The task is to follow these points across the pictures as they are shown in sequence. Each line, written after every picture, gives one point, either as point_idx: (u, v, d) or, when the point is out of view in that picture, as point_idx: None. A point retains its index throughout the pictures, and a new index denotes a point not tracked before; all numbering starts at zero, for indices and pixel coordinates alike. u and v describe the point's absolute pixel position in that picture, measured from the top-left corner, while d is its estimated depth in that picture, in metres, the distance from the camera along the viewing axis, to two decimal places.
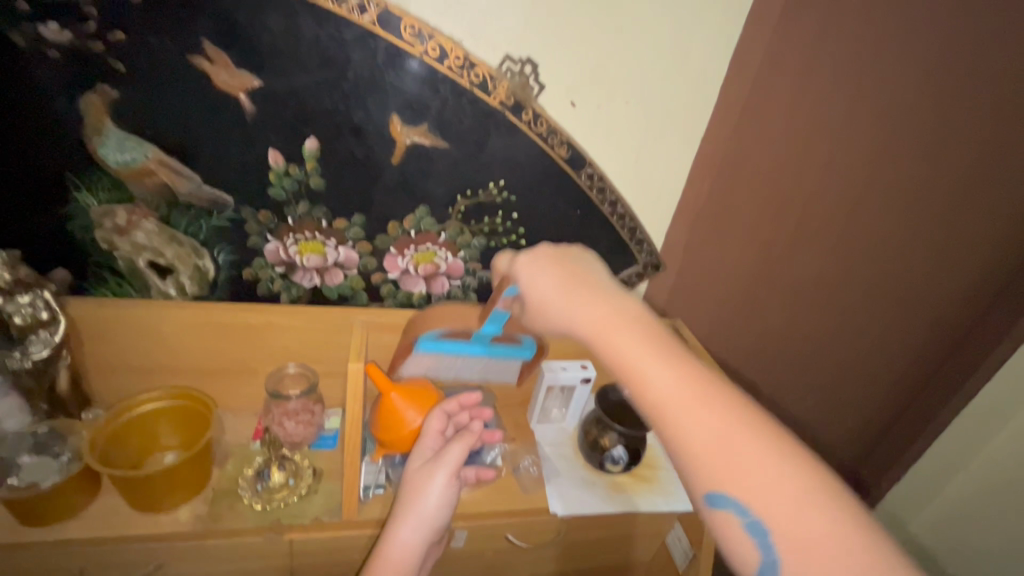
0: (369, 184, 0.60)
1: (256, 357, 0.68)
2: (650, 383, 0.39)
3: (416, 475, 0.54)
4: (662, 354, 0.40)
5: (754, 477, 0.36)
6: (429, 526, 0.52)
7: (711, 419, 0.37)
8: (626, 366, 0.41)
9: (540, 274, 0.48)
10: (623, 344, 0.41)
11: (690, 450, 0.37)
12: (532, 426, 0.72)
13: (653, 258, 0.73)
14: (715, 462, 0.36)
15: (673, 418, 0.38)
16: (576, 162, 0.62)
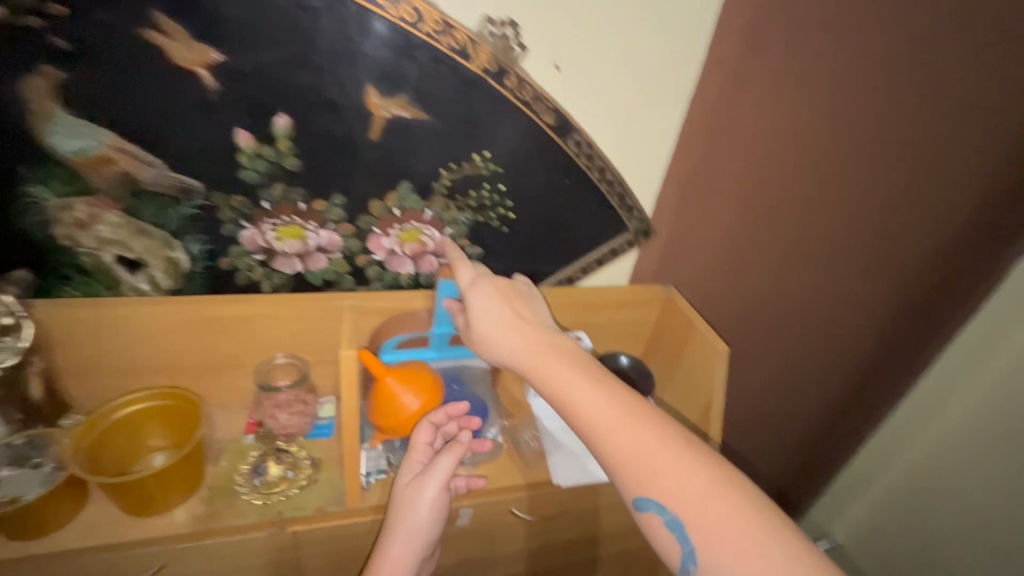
0: (348, 162, 0.57)
1: (242, 351, 0.65)
2: (571, 398, 0.41)
3: (405, 489, 0.52)
4: (587, 374, 0.42)
5: (670, 480, 0.36)
6: (421, 542, 0.51)
7: (631, 430, 0.38)
8: (552, 385, 0.42)
9: (479, 301, 0.50)
10: (551, 367, 0.43)
11: (611, 457, 0.38)
12: (529, 401, 0.70)
13: (644, 224, 0.71)
14: (635, 466, 0.37)
15: (598, 431, 0.39)
16: (563, 129, 0.60)
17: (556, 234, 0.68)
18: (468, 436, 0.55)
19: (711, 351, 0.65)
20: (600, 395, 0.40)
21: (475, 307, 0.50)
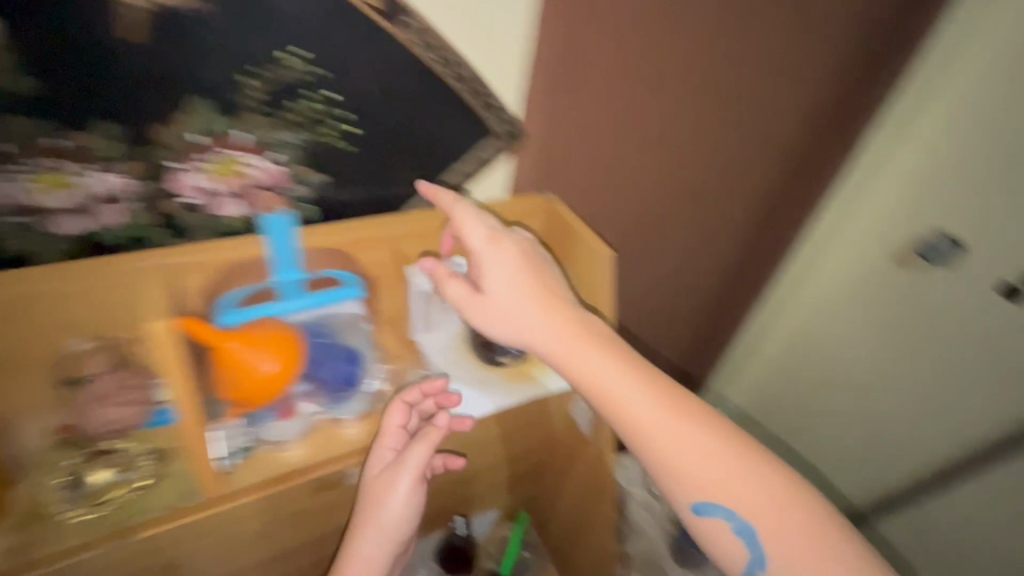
0: (108, 77, 0.43)
1: (30, 347, 0.49)
2: (631, 408, 0.46)
3: (376, 481, 0.54)
4: (646, 386, 0.47)
5: (744, 497, 0.43)
6: (394, 531, 0.55)
7: (689, 440, 0.45)
8: (608, 400, 0.46)
9: (498, 282, 0.50)
10: (603, 369, 0.47)
11: (676, 467, 0.45)
12: (416, 338, 0.64)
13: (512, 125, 0.62)
14: (704, 477, 0.44)
15: (656, 437, 0.45)
16: (393, 11, 0.47)
17: (407, 147, 0.58)
18: (443, 419, 0.56)
19: (596, 254, 0.62)
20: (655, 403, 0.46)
21: (488, 292, 0.50)
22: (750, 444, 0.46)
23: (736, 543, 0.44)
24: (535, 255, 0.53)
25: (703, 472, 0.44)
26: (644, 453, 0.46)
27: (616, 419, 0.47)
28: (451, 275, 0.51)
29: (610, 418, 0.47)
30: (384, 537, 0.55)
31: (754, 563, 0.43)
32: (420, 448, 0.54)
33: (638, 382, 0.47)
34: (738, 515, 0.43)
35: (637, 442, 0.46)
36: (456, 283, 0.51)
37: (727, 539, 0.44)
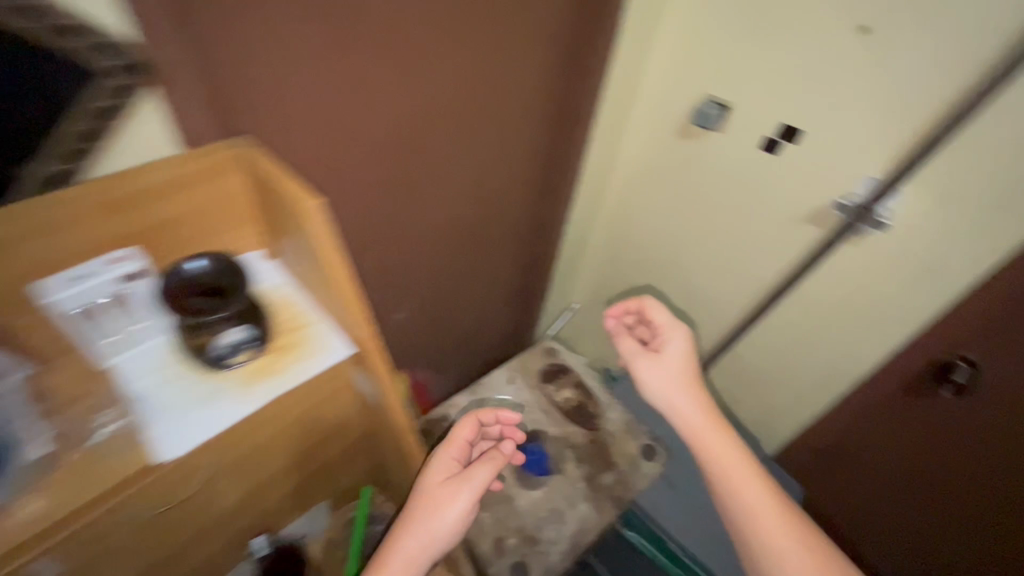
0: None
1: None
2: (740, 490, 0.68)
3: (443, 490, 0.63)
4: (760, 482, 0.69)
5: (825, 571, 0.62)
6: (438, 548, 0.60)
7: (780, 529, 0.66)
8: (731, 472, 0.70)
9: (672, 360, 0.83)
10: (730, 468, 0.70)
11: (764, 545, 0.65)
12: (114, 366, 0.52)
13: (123, 56, 0.46)
14: (784, 550, 0.64)
15: (754, 513, 0.67)
16: None
17: None
18: (506, 445, 0.71)
19: (307, 225, 0.49)
20: (765, 497, 0.68)
21: (664, 359, 0.83)
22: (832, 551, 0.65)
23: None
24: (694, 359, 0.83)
25: (801, 563, 0.63)
26: (754, 523, 0.66)
27: (724, 494, 0.70)
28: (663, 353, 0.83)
29: (722, 492, 0.70)
30: (431, 548, 0.61)
31: None
32: (486, 462, 0.66)
33: (755, 473, 0.70)
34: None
35: (751, 523, 0.66)
36: (642, 360, 0.84)
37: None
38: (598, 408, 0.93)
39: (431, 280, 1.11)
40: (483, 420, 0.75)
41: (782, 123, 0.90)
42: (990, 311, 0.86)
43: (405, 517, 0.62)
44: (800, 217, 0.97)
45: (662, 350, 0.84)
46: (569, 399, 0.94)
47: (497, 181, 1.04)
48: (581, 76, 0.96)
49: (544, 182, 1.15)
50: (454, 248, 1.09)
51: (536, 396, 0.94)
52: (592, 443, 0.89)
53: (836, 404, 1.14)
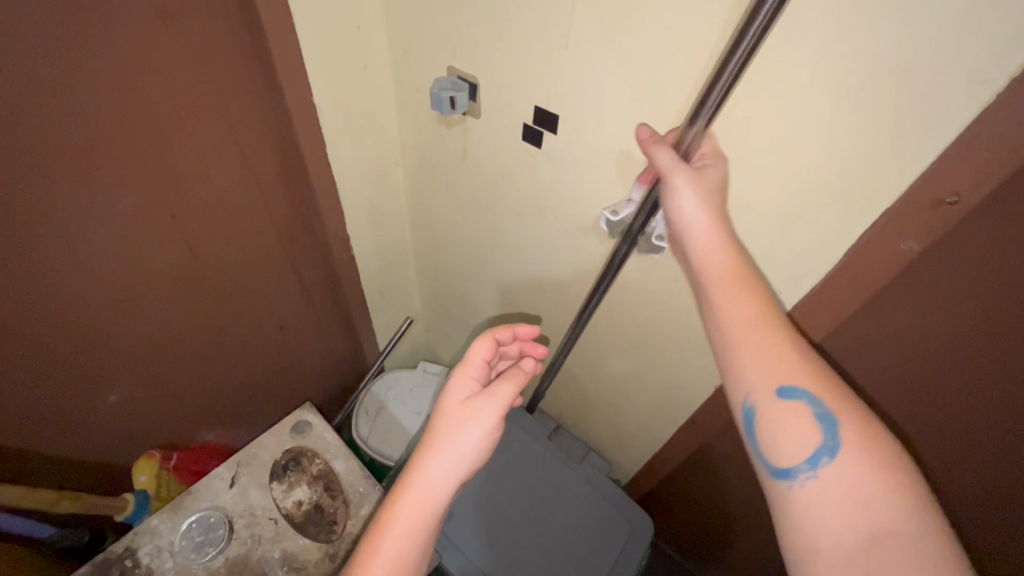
0: None
1: None
2: (735, 310, 0.51)
3: (465, 407, 0.61)
4: (769, 319, 0.51)
5: (818, 384, 0.47)
6: (461, 465, 0.58)
7: (772, 336, 0.50)
8: (724, 288, 0.53)
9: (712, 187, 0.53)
10: (719, 279, 0.53)
11: (761, 364, 0.49)
12: None
13: None
14: (786, 371, 0.48)
15: (743, 334, 0.50)
16: None
17: None
18: (529, 364, 0.67)
19: None
20: (745, 313, 0.51)
21: (706, 181, 0.52)
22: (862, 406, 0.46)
23: (810, 428, 0.45)
24: (725, 183, 0.54)
25: (783, 366, 0.48)
26: (742, 334, 0.50)
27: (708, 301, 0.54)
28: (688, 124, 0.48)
29: (715, 307, 0.53)
30: (452, 469, 0.58)
31: (822, 449, 0.44)
32: (508, 380, 0.62)
33: (743, 285, 0.53)
34: (820, 402, 0.46)
35: (726, 337, 0.51)
36: (676, 176, 0.51)
37: (788, 413, 0.46)
38: (343, 506, 0.73)
39: (167, 342, 0.86)
40: (500, 337, 0.68)
41: (537, 107, 0.66)
42: (814, 350, 0.65)
43: (428, 436, 0.60)
44: (589, 227, 0.74)
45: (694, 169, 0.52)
46: (303, 501, 0.73)
47: (208, 209, 0.79)
48: (275, 82, 0.73)
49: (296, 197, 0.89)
50: (183, 299, 0.84)
51: (260, 502, 0.72)
52: (325, 560, 0.69)
53: (686, 430, 0.96)
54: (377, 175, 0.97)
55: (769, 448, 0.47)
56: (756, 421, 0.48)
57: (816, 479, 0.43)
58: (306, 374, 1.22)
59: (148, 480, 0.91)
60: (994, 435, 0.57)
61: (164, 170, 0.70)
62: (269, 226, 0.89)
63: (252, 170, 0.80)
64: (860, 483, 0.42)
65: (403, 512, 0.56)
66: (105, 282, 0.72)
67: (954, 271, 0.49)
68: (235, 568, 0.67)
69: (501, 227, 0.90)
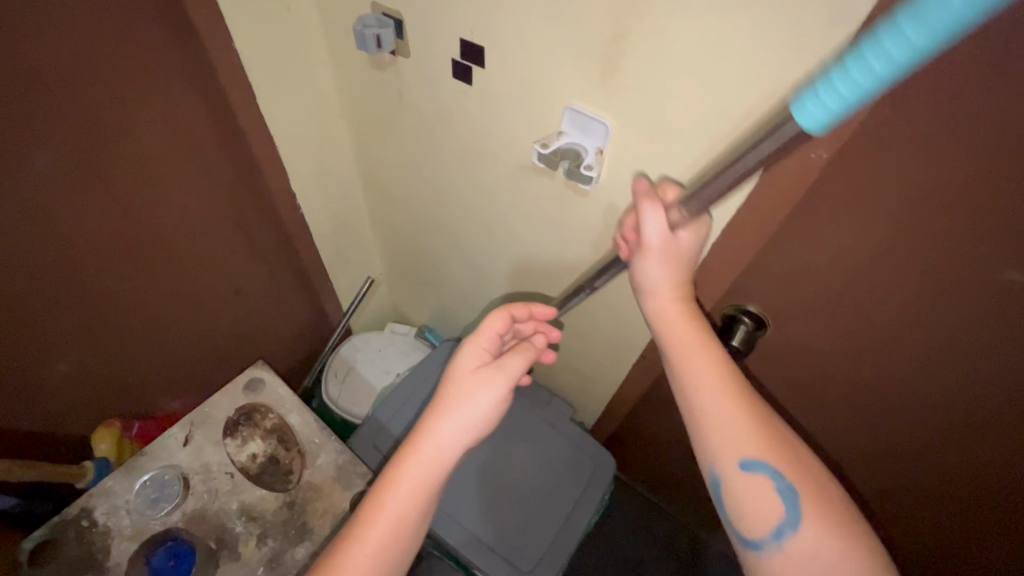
0: None
1: None
2: (700, 372, 0.53)
3: (475, 377, 0.61)
4: (730, 382, 0.52)
5: (773, 449, 0.49)
6: (467, 433, 0.59)
7: (734, 407, 0.51)
8: (684, 344, 0.56)
9: (682, 248, 0.58)
10: (682, 343, 0.56)
11: (723, 430, 0.50)
12: None
13: None
14: (748, 438, 0.50)
15: (699, 395, 0.52)
16: None
17: None
18: (539, 342, 0.68)
19: None
20: (716, 379, 0.52)
21: (678, 244, 0.58)
22: (809, 461, 0.50)
23: (773, 502, 0.48)
24: (698, 246, 0.60)
25: (744, 437, 0.50)
26: (698, 395, 0.52)
27: (673, 361, 0.56)
28: (675, 207, 0.54)
29: (678, 374, 0.55)
30: (459, 436, 0.59)
31: (786, 522, 0.47)
32: (518, 356, 0.63)
33: (705, 347, 0.55)
34: (782, 477, 0.48)
35: (692, 403, 0.53)
36: (658, 239, 0.57)
37: (751, 487, 0.49)
38: (299, 456, 0.74)
39: (116, 310, 0.84)
40: (514, 314, 0.69)
41: (462, 40, 0.64)
42: (745, 272, 0.67)
43: (436, 403, 0.61)
44: (528, 168, 0.72)
45: (673, 235, 0.57)
46: (258, 454, 0.74)
47: (140, 169, 0.74)
48: (199, 40, 0.70)
49: (235, 156, 0.86)
50: (126, 265, 0.81)
51: (215, 458, 0.73)
52: (283, 508, 0.70)
53: (642, 368, 0.98)
54: (319, 131, 0.94)
55: (738, 515, 0.50)
56: (722, 489, 0.50)
57: (781, 552, 0.46)
58: (268, 340, 1.21)
59: (109, 448, 0.90)
60: (917, 341, 0.59)
61: (85, 124, 0.65)
62: (210, 187, 0.85)
63: (187, 135, 0.77)
64: (820, 555, 0.45)
65: (406, 477, 0.57)
66: (35, 248, 0.68)
67: (864, 177, 0.50)
68: (193, 521, 0.68)
69: (447, 176, 0.88)
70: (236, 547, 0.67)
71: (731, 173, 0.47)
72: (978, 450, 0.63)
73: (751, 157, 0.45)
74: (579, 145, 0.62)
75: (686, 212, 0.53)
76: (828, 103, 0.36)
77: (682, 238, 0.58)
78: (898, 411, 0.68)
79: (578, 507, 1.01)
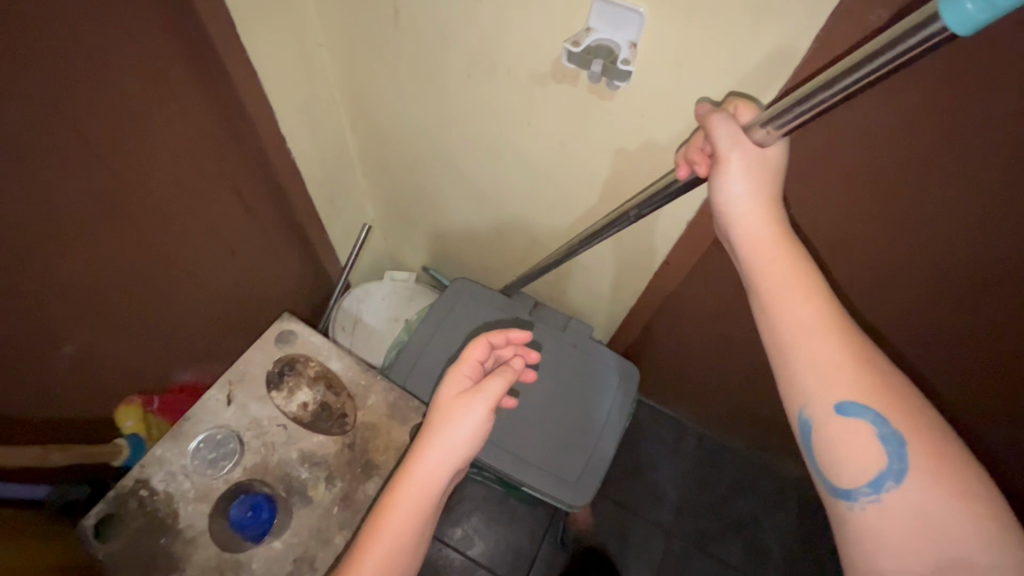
0: None
1: None
2: (791, 311, 0.56)
3: (457, 403, 0.66)
4: (829, 323, 0.55)
5: (875, 396, 0.51)
6: (454, 454, 0.64)
7: (837, 350, 0.53)
8: (781, 284, 0.57)
9: (767, 165, 0.60)
10: (780, 279, 0.57)
11: (817, 367, 0.53)
12: None
13: None
14: (843, 383, 0.52)
15: (793, 333, 0.55)
16: None
17: None
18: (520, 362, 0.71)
19: None
20: (815, 317, 0.55)
21: (763, 158, 0.59)
22: (915, 405, 0.51)
23: (874, 451, 0.50)
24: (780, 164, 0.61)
25: (841, 382, 0.52)
26: (788, 330, 0.55)
27: (763, 293, 0.58)
28: (757, 126, 0.56)
29: (771, 312, 0.57)
30: (450, 454, 0.64)
31: (889, 472, 0.48)
32: (498, 377, 0.68)
33: (804, 283, 0.57)
34: (886, 422, 0.50)
35: (787, 336, 0.55)
36: (736, 156, 0.58)
37: (847, 430, 0.51)
38: (349, 399, 0.74)
39: (119, 281, 0.78)
40: (494, 340, 0.74)
41: None
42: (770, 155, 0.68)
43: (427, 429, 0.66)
44: (546, 75, 0.69)
45: (758, 150, 0.58)
46: (308, 402, 0.73)
47: (125, 124, 0.67)
48: None
49: (221, 104, 0.79)
50: (121, 232, 0.74)
51: (264, 413, 0.72)
52: (345, 449, 0.70)
53: (658, 280, 1.01)
54: (304, 69, 0.86)
55: (830, 465, 0.52)
56: (813, 431, 0.53)
57: (879, 503, 0.48)
58: (269, 301, 1.16)
59: (136, 424, 0.88)
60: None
61: (64, 74, 0.58)
62: (200, 136, 0.78)
63: (169, 86, 0.70)
64: (925, 505, 0.46)
65: (404, 494, 0.61)
66: (32, 224, 0.62)
67: None
68: (257, 474, 0.68)
69: (451, 100, 0.83)
70: (307, 492, 0.67)
71: (810, 103, 0.50)
72: (985, 265, 0.73)
73: (842, 82, 0.48)
74: (610, 42, 0.59)
75: (770, 132, 0.54)
76: (988, 4, 0.36)
77: (770, 150, 0.59)
78: (913, 250, 0.77)
79: (608, 425, 1.05)
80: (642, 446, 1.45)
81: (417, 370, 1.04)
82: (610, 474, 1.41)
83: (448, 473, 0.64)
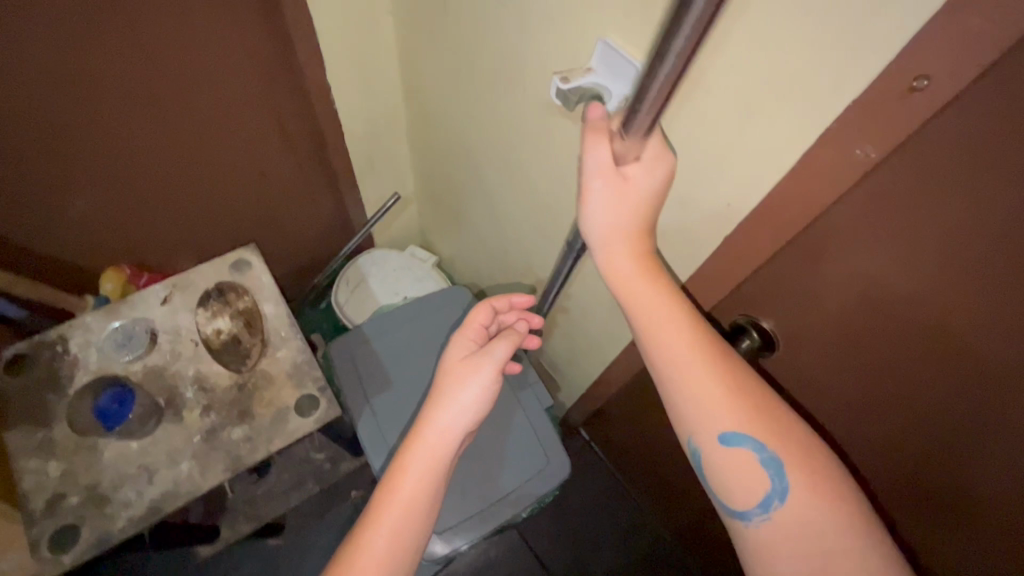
0: None
1: None
2: (664, 346, 0.52)
3: (464, 364, 0.66)
4: (699, 351, 0.51)
5: (756, 423, 0.49)
6: (461, 419, 0.63)
7: (697, 365, 0.51)
8: (652, 307, 0.52)
9: (637, 190, 0.49)
10: (645, 297, 0.53)
11: (694, 399, 0.51)
12: None
13: None
14: (717, 413, 0.50)
15: (670, 375, 0.52)
16: None
17: None
18: (524, 330, 0.70)
19: None
20: (682, 335, 0.52)
21: (632, 186, 0.49)
22: (805, 430, 0.50)
23: (759, 475, 0.49)
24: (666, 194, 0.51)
25: (721, 410, 0.50)
26: (669, 372, 0.52)
27: (645, 332, 0.53)
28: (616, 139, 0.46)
29: (644, 347, 0.53)
30: (456, 419, 0.63)
31: (774, 491, 0.48)
32: (502, 341, 0.66)
33: (679, 303, 0.53)
34: (764, 448, 0.49)
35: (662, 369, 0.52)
36: (598, 184, 0.49)
37: (731, 461, 0.50)
38: (261, 344, 0.75)
39: (139, 162, 0.84)
40: (497, 306, 0.73)
41: None
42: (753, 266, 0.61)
43: (434, 391, 0.66)
44: (553, 103, 0.65)
45: (621, 173, 0.48)
46: (223, 330, 0.75)
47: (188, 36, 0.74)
48: None
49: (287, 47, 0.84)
50: (149, 120, 0.80)
51: (186, 323, 0.75)
52: (233, 387, 0.72)
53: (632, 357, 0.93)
54: (374, 34, 0.90)
55: (720, 488, 0.51)
56: (701, 460, 0.51)
57: (767, 521, 0.48)
58: (286, 231, 1.22)
59: (113, 288, 0.95)
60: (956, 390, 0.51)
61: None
62: (256, 59, 0.83)
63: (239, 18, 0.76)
64: (805, 523, 0.46)
65: (414, 465, 0.61)
66: (84, 93, 0.70)
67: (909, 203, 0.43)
68: (150, 375, 0.71)
69: (479, 103, 0.82)
70: (181, 411, 0.69)
71: (650, 91, 0.38)
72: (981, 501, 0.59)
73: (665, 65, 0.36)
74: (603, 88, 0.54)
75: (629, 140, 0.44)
76: None
77: (629, 168, 0.48)
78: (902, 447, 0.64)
79: (519, 491, 0.95)
80: (587, 515, 1.34)
81: (362, 351, 1.02)
82: (535, 533, 1.31)
83: (455, 440, 0.63)
